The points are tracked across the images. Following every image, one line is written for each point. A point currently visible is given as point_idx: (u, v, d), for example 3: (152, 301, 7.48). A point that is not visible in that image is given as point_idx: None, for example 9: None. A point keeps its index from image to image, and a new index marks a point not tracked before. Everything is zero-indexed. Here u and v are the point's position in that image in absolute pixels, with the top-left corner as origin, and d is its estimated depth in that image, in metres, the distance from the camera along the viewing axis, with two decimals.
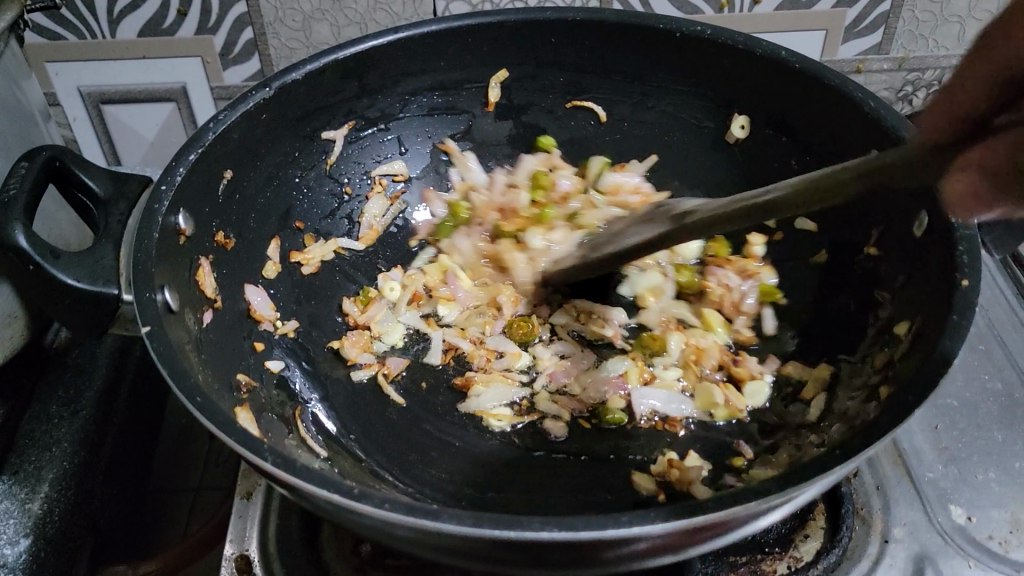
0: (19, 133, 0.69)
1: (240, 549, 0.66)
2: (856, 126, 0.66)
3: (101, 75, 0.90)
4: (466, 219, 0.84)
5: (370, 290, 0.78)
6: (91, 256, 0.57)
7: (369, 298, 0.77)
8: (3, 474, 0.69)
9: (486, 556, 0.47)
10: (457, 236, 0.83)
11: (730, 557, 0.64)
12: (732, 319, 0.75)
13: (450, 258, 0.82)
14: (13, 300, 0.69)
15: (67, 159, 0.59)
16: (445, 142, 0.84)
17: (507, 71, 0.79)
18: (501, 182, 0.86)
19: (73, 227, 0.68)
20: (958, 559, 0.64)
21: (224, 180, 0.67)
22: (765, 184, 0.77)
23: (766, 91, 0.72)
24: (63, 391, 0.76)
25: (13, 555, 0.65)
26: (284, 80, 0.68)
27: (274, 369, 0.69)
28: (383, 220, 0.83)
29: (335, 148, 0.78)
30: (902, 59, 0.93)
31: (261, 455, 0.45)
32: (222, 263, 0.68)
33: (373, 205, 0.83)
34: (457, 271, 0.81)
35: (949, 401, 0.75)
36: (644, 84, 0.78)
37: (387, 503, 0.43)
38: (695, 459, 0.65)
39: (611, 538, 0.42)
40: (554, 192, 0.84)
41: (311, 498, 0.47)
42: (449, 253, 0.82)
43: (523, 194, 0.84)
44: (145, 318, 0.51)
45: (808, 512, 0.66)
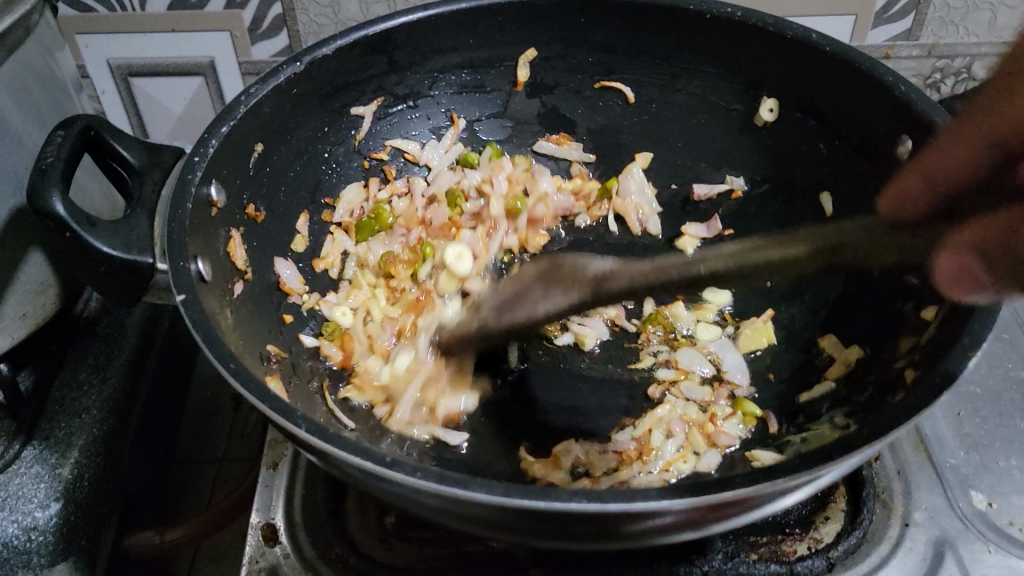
0: (53, 103, 0.70)
1: (266, 518, 0.67)
2: (885, 111, 0.66)
3: (130, 48, 0.91)
4: (389, 227, 0.81)
5: (332, 324, 0.73)
6: (126, 225, 0.57)
7: (341, 333, 0.72)
8: (34, 440, 0.71)
9: (513, 528, 0.48)
10: (372, 242, 0.80)
11: (750, 538, 0.65)
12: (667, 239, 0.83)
13: (366, 268, 0.78)
14: (47, 267, 0.70)
15: (102, 129, 0.60)
16: (455, 116, 0.84)
17: (536, 50, 0.79)
18: (421, 193, 0.83)
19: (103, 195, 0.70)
20: (978, 544, 0.64)
21: (255, 153, 0.67)
22: (793, 167, 0.77)
23: (796, 74, 0.72)
24: (91, 360, 0.77)
25: (44, 518, 0.66)
26: (315, 55, 0.68)
27: (306, 344, 0.71)
28: (359, 207, 0.81)
29: (363, 125, 0.79)
30: (931, 46, 0.92)
31: (293, 422, 0.46)
32: (252, 236, 0.68)
33: (350, 191, 0.80)
34: (376, 287, 0.77)
35: (972, 388, 0.75)
36: (673, 66, 0.78)
37: (419, 471, 0.43)
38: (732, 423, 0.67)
39: (639, 511, 0.43)
40: (466, 206, 0.84)
41: (339, 464, 0.48)
42: (366, 262, 0.79)
43: (443, 207, 0.83)
44: (180, 286, 0.51)
45: (828, 495, 0.67)
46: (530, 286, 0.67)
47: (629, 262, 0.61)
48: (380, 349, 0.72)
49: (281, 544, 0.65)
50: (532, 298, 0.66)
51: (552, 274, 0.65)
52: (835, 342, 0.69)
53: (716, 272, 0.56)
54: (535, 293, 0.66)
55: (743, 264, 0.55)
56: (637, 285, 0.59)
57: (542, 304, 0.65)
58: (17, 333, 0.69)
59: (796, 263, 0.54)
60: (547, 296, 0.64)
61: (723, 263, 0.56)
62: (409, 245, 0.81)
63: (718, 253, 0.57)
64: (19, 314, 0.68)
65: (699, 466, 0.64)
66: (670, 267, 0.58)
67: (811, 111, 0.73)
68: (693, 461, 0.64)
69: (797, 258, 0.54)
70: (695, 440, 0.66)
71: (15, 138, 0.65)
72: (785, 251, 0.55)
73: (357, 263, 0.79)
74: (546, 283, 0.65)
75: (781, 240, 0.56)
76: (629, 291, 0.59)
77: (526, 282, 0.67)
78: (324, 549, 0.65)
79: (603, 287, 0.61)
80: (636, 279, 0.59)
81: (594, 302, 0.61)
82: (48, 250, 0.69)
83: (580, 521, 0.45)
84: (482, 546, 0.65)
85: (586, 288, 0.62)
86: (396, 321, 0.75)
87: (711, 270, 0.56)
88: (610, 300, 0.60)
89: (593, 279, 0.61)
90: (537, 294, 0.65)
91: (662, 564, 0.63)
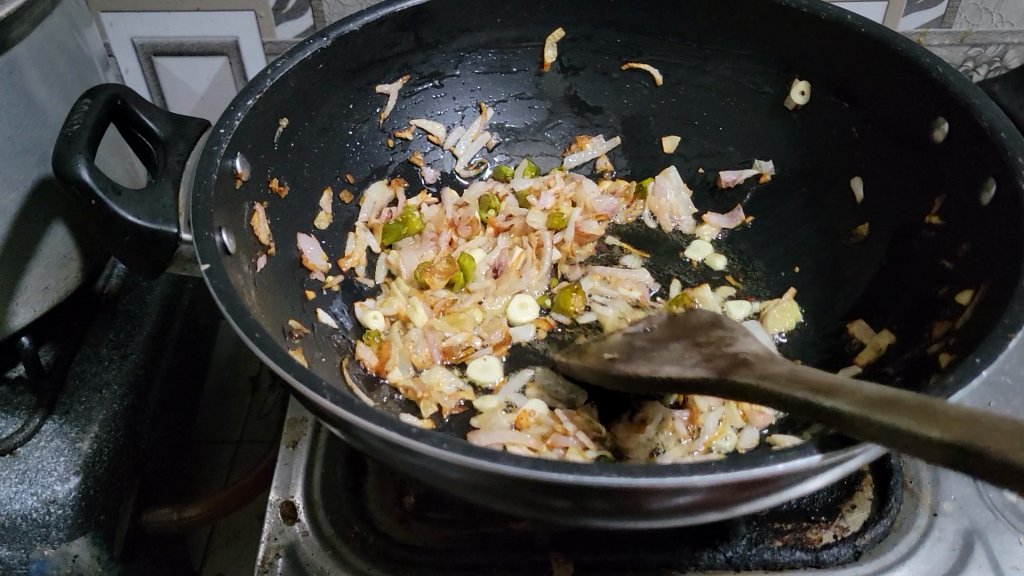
0: (79, 77, 0.70)
1: (285, 496, 0.67)
2: (920, 93, 0.64)
3: (154, 27, 0.90)
4: (419, 232, 0.80)
5: (374, 334, 0.71)
6: (151, 193, 0.56)
7: (379, 342, 0.70)
8: (55, 414, 0.70)
9: (538, 504, 0.47)
10: (404, 249, 0.79)
11: (775, 524, 0.64)
12: (698, 230, 0.82)
13: (398, 274, 0.77)
14: (69, 240, 0.70)
15: (128, 99, 0.60)
16: (483, 106, 0.84)
17: (563, 30, 0.78)
18: (451, 201, 0.83)
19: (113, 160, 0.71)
20: (1008, 535, 0.63)
21: (279, 128, 0.67)
22: (822, 151, 0.76)
23: (829, 56, 0.70)
24: (112, 336, 0.77)
25: (63, 492, 0.66)
26: (342, 30, 0.67)
27: (325, 321, 0.69)
28: (381, 206, 0.81)
29: (389, 103, 0.78)
30: (964, 34, 0.91)
31: (318, 392, 0.45)
32: (276, 211, 0.68)
33: (374, 190, 0.80)
34: (411, 294, 0.75)
35: (1003, 377, 0.73)
36: (703, 47, 0.77)
37: (445, 442, 0.42)
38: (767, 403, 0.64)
39: (667, 487, 0.42)
40: (502, 212, 0.83)
41: (363, 435, 0.47)
42: (397, 267, 0.78)
43: (475, 212, 0.83)
44: (204, 256, 0.51)
45: (855, 483, 0.66)
46: (670, 334, 0.54)
47: (772, 358, 0.45)
48: (419, 359, 0.70)
49: (300, 522, 0.65)
50: (652, 355, 0.53)
51: (698, 328, 0.53)
52: (866, 325, 0.67)
53: (844, 417, 0.37)
54: (674, 353, 0.52)
55: (868, 425, 0.36)
56: (757, 389, 0.42)
57: (668, 365, 0.50)
58: (40, 306, 0.69)
59: (920, 445, 0.34)
60: (684, 360, 0.50)
61: (845, 407, 0.37)
62: (440, 251, 0.80)
63: (859, 393, 0.38)
64: (41, 287, 0.68)
65: (740, 445, 0.62)
66: (804, 375, 0.41)
67: (843, 94, 0.72)
68: (733, 437, 0.63)
69: (925, 445, 0.34)
70: (732, 415, 0.64)
71: (40, 109, 0.64)
72: (916, 419, 0.34)
73: (387, 268, 0.78)
74: (690, 343, 0.51)
75: (927, 405, 0.34)
76: (751, 393, 0.43)
77: (670, 330, 0.55)
78: (343, 528, 0.65)
79: (731, 373, 0.45)
80: (767, 378, 0.42)
81: (716, 387, 0.45)
82: (70, 223, 0.69)
83: (603, 496, 0.44)
84: (504, 528, 0.64)
85: (716, 364, 0.47)
86: (436, 330, 0.72)
87: (835, 411, 0.38)
88: (732, 395, 0.44)
89: (734, 357, 0.47)
90: (676, 355, 0.51)
91: (685, 549, 0.62)
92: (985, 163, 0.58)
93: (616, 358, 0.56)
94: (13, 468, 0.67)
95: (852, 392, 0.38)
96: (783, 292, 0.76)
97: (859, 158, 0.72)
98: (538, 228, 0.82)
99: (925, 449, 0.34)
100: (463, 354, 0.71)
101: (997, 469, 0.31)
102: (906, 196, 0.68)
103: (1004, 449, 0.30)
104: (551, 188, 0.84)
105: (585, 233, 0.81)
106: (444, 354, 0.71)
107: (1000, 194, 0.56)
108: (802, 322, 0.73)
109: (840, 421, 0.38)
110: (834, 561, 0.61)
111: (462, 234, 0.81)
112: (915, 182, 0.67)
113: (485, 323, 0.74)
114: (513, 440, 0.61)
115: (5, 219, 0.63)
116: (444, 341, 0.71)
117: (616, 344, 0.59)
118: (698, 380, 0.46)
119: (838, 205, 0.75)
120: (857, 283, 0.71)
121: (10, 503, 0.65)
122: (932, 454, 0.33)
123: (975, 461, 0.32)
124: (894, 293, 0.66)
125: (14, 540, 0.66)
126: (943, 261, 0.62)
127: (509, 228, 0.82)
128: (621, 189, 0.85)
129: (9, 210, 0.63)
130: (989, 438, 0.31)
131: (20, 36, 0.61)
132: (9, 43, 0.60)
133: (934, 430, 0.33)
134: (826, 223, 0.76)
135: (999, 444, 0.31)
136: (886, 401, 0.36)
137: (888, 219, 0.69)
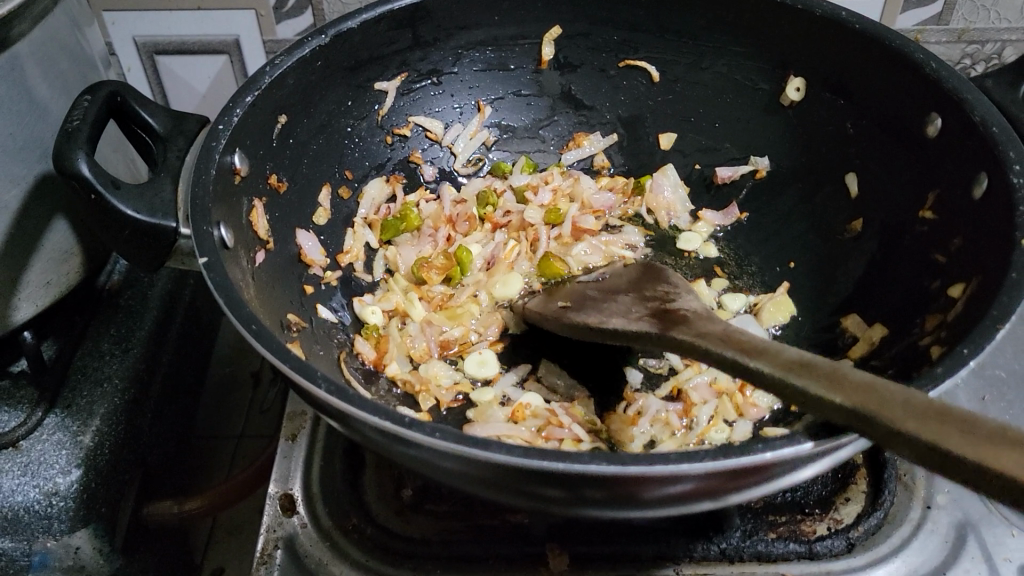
0: (80, 75, 0.71)
1: (284, 488, 0.67)
2: (912, 89, 0.64)
3: (155, 26, 0.91)
4: (417, 227, 0.81)
5: (372, 327, 0.72)
6: (150, 188, 0.57)
7: (377, 336, 0.71)
8: (57, 407, 0.71)
9: (531, 493, 0.47)
10: (402, 244, 0.80)
11: (769, 517, 0.64)
12: (693, 225, 0.83)
13: (396, 269, 0.78)
14: (70, 236, 0.70)
15: (128, 95, 0.60)
16: (481, 105, 0.85)
17: (560, 28, 0.79)
18: (450, 197, 0.84)
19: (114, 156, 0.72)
20: (1002, 528, 0.63)
21: (278, 125, 0.67)
22: (817, 147, 0.76)
23: (824, 53, 0.71)
24: (114, 331, 0.78)
25: (65, 484, 0.66)
26: (340, 28, 0.67)
27: (324, 316, 0.70)
28: (381, 202, 0.81)
29: (387, 100, 0.79)
30: (962, 31, 0.91)
31: (313, 381, 0.45)
32: (275, 206, 0.68)
33: (373, 186, 0.81)
34: (408, 288, 0.76)
35: (997, 371, 0.73)
36: (699, 44, 0.77)
37: (438, 431, 0.43)
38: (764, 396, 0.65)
39: (659, 474, 0.42)
40: (500, 208, 0.84)
41: (360, 427, 0.48)
42: (395, 262, 0.78)
43: (473, 207, 0.83)
44: (202, 250, 0.51)
45: (850, 476, 0.67)
46: (621, 289, 0.60)
47: (707, 315, 0.50)
48: (417, 353, 0.71)
49: (299, 514, 0.65)
50: (601, 308, 0.59)
51: (646, 286, 0.59)
52: (859, 319, 0.67)
53: (764, 376, 0.41)
54: (623, 306, 0.57)
55: (782, 384, 0.40)
56: (693, 344, 0.46)
57: (616, 318, 0.55)
58: (42, 300, 0.70)
59: (823, 407, 0.38)
60: (630, 314, 0.55)
61: (767, 367, 0.41)
62: (438, 246, 0.81)
63: (777, 355, 0.42)
64: (43, 282, 0.69)
65: (733, 438, 0.63)
66: (736, 336, 0.45)
67: (838, 90, 0.72)
68: (726, 430, 0.63)
69: (828, 407, 0.38)
70: (724, 408, 0.65)
71: (41, 106, 0.65)
72: (826, 385, 0.38)
73: (385, 264, 0.79)
74: (638, 298, 0.58)
75: (835, 372, 0.39)
76: (686, 346, 0.47)
77: (620, 286, 0.61)
78: (341, 520, 0.65)
79: (671, 329, 0.49)
80: (702, 337, 0.47)
81: (656, 340, 0.50)
82: (72, 219, 0.70)
83: (595, 485, 0.44)
84: (500, 520, 0.65)
85: (659, 320, 0.52)
86: (434, 324, 0.73)
87: (757, 369, 0.42)
88: (670, 349, 0.49)
89: (675, 313, 0.52)
90: (625, 308, 0.57)
91: (680, 540, 0.63)
92: (977, 157, 0.58)
93: (567, 307, 0.62)
94: (15, 460, 0.67)
95: (775, 356, 0.42)
96: (778, 287, 0.76)
97: (854, 154, 0.73)
98: (535, 222, 0.83)
99: (828, 409, 0.38)
100: (460, 347, 0.73)
101: (888, 435, 0.35)
102: (900, 191, 0.68)
103: (898, 419, 0.35)
104: (550, 184, 0.85)
105: (581, 227, 0.82)
106: (440, 347, 0.72)
107: (991, 187, 0.56)
108: (796, 316, 0.74)
109: (759, 379, 0.42)
110: (828, 552, 0.62)
111: (460, 230, 0.82)
112: (909, 177, 0.67)
113: (482, 316, 0.75)
114: (508, 431, 0.62)
115: (7, 215, 0.64)
116: (440, 334, 0.73)
117: (570, 293, 0.65)
118: (642, 333, 0.51)
119: (834, 201, 0.75)
120: (851, 278, 0.71)
121: (13, 495, 0.66)
122: (832, 414, 0.37)
123: (869, 426, 0.36)
124: (888, 287, 0.66)
125: (18, 531, 0.67)
126: (936, 255, 0.62)
127: (507, 223, 0.83)
128: (618, 185, 0.86)
129: (12, 205, 0.64)
130: (885, 408, 0.36)
131: (21, 34, 0.62)
132: (10, 41, 0.61)
133: (838, 395, 0.37)
134: (820, 218, 0.76)
135: (894, 414, 0.35)
136: (806, 366, 0.40)
137: (882, 214, 0.70)
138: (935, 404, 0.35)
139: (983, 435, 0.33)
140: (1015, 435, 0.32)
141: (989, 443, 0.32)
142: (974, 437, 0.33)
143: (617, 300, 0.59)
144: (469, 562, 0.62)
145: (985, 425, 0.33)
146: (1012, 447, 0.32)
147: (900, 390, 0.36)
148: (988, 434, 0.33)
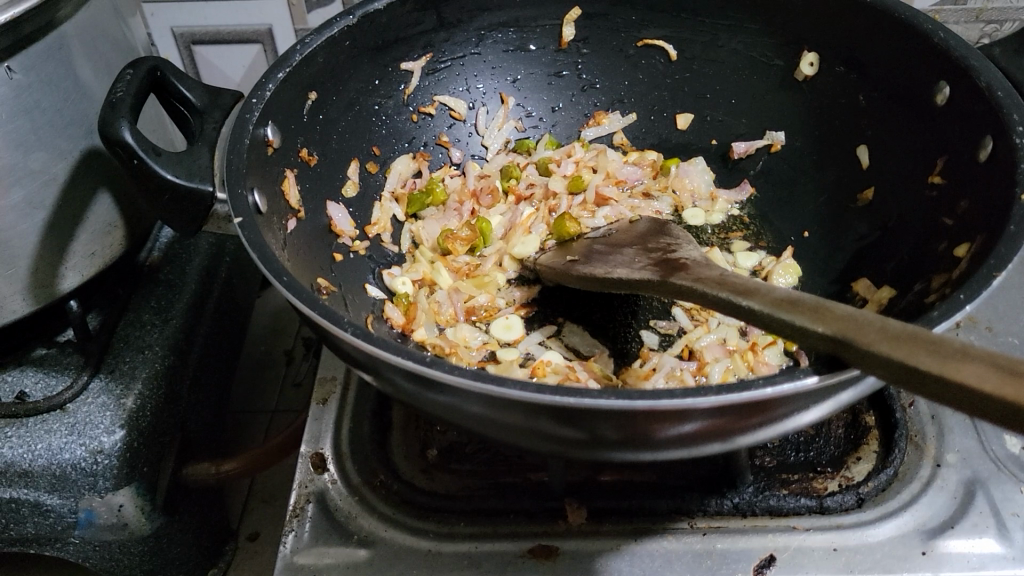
0: (121, 58, 0.74)
1: (316, 447, 0.71)
2: (917, 58, 0.66)
3: (192, 16, 0.94)
4: (441, 202, 0.85)
5: (404, 294, 0.75)
6: (189, 156, 0.60)
7: (409, 304, 0.74)
8: (102, 372, 0.75)
9: (548, 435, 0.50)
10: (426, 217, 0.84)
11: (782, 476, 0.67)
12: (717, 198, 0.86)
13: (419, 239, 0.82)
14: (114, 209, 0.74)
15: (166, 70, 0.64)
16: (501, 94, 0.89)
17: (580, 8, 0.81)
18: (474, 173, 0.88)
19: (145, 122, 0.76)
20: (1010, 485, 0.64)
21: (309, 101, 0.70)
22: (833, 120, 0.78)
23: (836, 27, 0.73)
24: (155, 302, 0.82)
25: (109, 443, 0.70)
26: (367, 8, 0.70)
27: (368, 289, 0.75)
28: (406, 177, 0.85)
29: (413, 79, 0.82)
30: (979, 11, 0.92)
31: (339, 326, 0.47)
32: (306, 178, 0.72)
33: (400, 162, 0.84)
34: (433, 257, 0.80)
35: (1010, 338, 0.74)
36: (715, 22, 0.80)
37: (456, 369, 0.45)
38: (775, 354, 0.69)
39: (669, 409, 0.43)
40: (523, 185, 0.88)
41: (390, 375, 0.51)
42: (418, 233, 0.82)
43: (495, 181, 0.88)
44: (238, 210, 0.53)
45: (863, 438, 0.70)
46: (627, 244, 0.64)
47: (707, 262, 0.52)
48: (444, 319, 0.75)
49: (329, 471, 0.68)
50: (606, 260, 0.62)
51: (650, 239, 0.62)
52: (869, 282, 0.69)
53: (756, 313, 0.44)
54: (627, 258, 0.61)
55: (772, 318, 0.43)
56: (691, 288, 0.49)
57: (621, 268, 0.58)
58: (87, 270, 0.74)
59: (808, 337, 0.41)
60: (635, 264, 0.58)
61: (758, 305, 0.44)
62: (462, 219, 0.85)
63: (769, 295, 0.44)
64: (88, 252, 0.74)
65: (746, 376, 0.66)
66: (729, 281, 0.48)
67: (850, 64, 0.74)
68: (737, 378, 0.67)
69: (812, 336, 0.40)
70: (737, 365, 0.68)
71: (86, 87, 0.69)
72: (810, 317, 0.41)
73: (410, 236, 0.82)
74: (641, 251, 0.61)
75: (820, 306, 0.41)
76: (686, 291, 0.50)
77: (626, 241, 0.64)
78: (369, 477, 0.68)
79: (672, 275, 0.52)
80: (700, 281, 0.49)
81: (658, 286, 0.53)
82: (115, 193, 0.74)
83: (611, 420, 0.46)
84: (522, 478, 0.69)
85: (660, 268, 0.55)
86: (461, 292, 0.77)
87: (749, 308, 0.44)
88: (670, 294, 0.52)
89: (676, 261, 0.54)
90: (628, 259, 0.60)
91: (695, 495, 0.65)
92: (977, 120, 0.59)
93: (576, 262, 0.65)
94: (63, 420, 0.71)
95: (766, 293, 0.44)
96: (783, 250, 0.80)
97: (867, 125, 0.74)
98: (559, 191, 0.86)
99: (812, 338, 0.40)
100: (485, 313, 0.76)
101: (864, 359, 0.38)
102: (908, 161, 0.69)
103: (873, 342, 0.37)
104: (572, 157, 0.89)
105: (603, 195, 0.86)
106: (467, 313, 0.76)
107: (990, 149, 0.58)
108: (803, 278, 0.77)
109: (752, 316, 0.44)
110: (838, 507, 0.63)
111: (483, 203, 0.87)
112: (915, 147, 0.69)
113: (507, 284, 0.79)
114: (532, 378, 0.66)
115: (55, 187, 0.68)
116: (467, 300, 0.76)
117: (579, 250, 0.69)
118: (645, 280, 0.54)
119: (848, 174, 0.77)
120: (861, 246, 0.73)
121: (61, 453, 0.70)
122: (816, 343, 0.40)
123: (848, 350, 0.38)
124: (897, 252, 0.68)
125: (66, 488, 0.71)
126: (942, 218, 0.63)
127: (530, 195, 0.88)
128: (646, 162, 0.89)
129: (59, 178, 0.68)
130: (861, 333, 0.38)
131: (67, 16, 0.65)
132: (57, 21, 0.64)
133: (820, 325, 0.40)
134: (833, 195, 0.79)
135: (869, 338, 0.38)
136: (794, 304, 0.42)
137: (893, 183, 0.71)
138: (908, 329, 0.37)
139: (947, 352, 0.35)
140: (975, 351, 0.35)
141: (953, 358, 0.35)
142: (940, 354, 0.35)
143: (623, 253, 0.62)
144: (489, 515, 0.65)
145: (950, 343, 0.35)
146: (971, 361, 0.34)
147: (879, 318, 0.38)
148: (951, 351, 0.35)
